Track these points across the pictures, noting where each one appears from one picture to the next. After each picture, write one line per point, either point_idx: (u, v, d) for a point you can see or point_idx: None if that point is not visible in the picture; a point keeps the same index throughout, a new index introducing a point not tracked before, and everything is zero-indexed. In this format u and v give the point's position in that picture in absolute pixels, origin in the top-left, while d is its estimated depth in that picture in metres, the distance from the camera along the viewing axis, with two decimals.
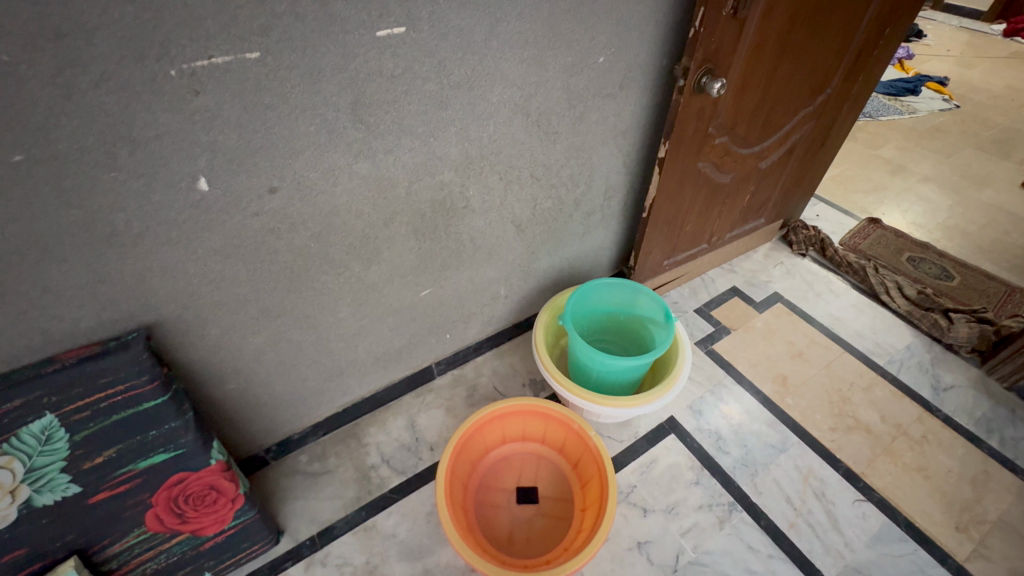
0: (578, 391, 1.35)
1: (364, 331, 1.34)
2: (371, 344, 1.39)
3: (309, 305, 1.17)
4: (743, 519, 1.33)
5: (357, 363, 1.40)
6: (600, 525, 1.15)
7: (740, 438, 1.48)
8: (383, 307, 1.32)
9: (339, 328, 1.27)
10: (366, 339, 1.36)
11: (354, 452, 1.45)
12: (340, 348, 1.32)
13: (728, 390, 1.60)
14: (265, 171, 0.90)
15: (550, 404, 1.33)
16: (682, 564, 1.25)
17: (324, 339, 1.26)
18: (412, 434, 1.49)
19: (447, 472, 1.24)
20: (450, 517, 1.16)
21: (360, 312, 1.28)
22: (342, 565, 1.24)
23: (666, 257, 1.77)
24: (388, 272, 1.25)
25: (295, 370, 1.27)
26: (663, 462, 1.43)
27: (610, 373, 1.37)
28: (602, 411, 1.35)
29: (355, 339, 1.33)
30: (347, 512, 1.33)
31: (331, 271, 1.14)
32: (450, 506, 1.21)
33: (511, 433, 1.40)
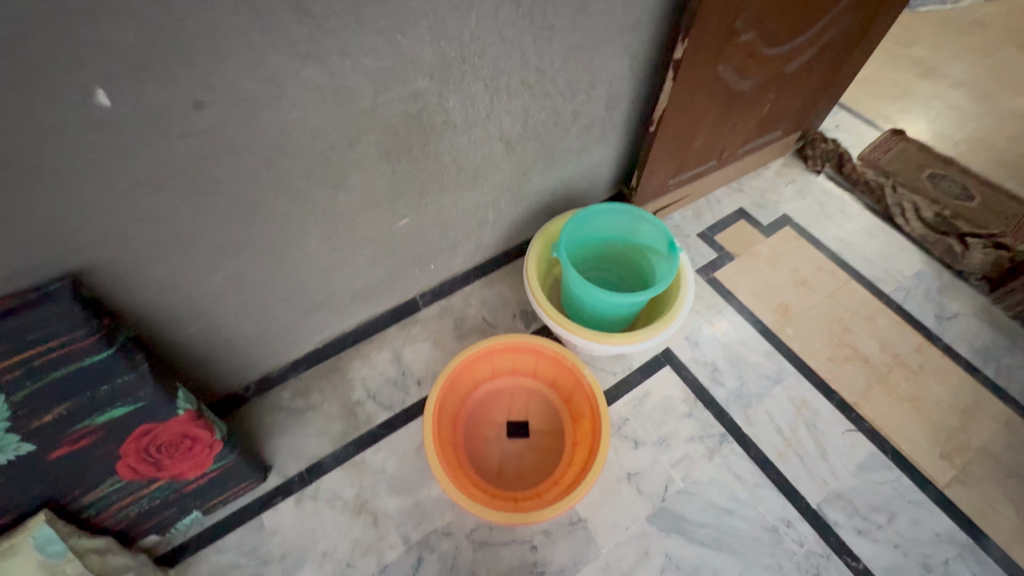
0: (572, 327, 1.27)
1: (338, 265, 1.21)
2: (347, 278, 1.27)
3: (269, 239, 1.03)
4: (733, 450, 1.33)
5: (334, 297, 1.29)
6: (592, 464, 1.13)
7: (736, 370, 1.45)
8: (358, 238, 1.18)
9: (308, 262, 1.14)
10: (342, 274, 1.24)
11: (338, 388, 1.39)
12: (313, 284, 1.21)
13: (728, 321, 1.54)
14: (184, 79, 0.71)
15: (544, 339, 1.26)
16: (671, 493, 1.26)
17: (292, 275, 1.14)
18: (398, 368, 1.43)
19: (434, 412, 1.19)
20: (439, 458, 1.13)
21: (331, 245, 1.14)
22: (333, 499, 1.24)
23: (671, 176, 1.60)
24: (358, 200, 1.09)
25: (264, 309, 1.17)
26: (656, 395, 1.40)
27: (607, 308, 1.28)
28: (597, 348, 1.28)
29: (329, 274, 1.22)
30: (335, 447, 1.31)
31: (291, 200, 0.98)
32: (440, 445, 1.18)
33: (500, 368, 1.34)
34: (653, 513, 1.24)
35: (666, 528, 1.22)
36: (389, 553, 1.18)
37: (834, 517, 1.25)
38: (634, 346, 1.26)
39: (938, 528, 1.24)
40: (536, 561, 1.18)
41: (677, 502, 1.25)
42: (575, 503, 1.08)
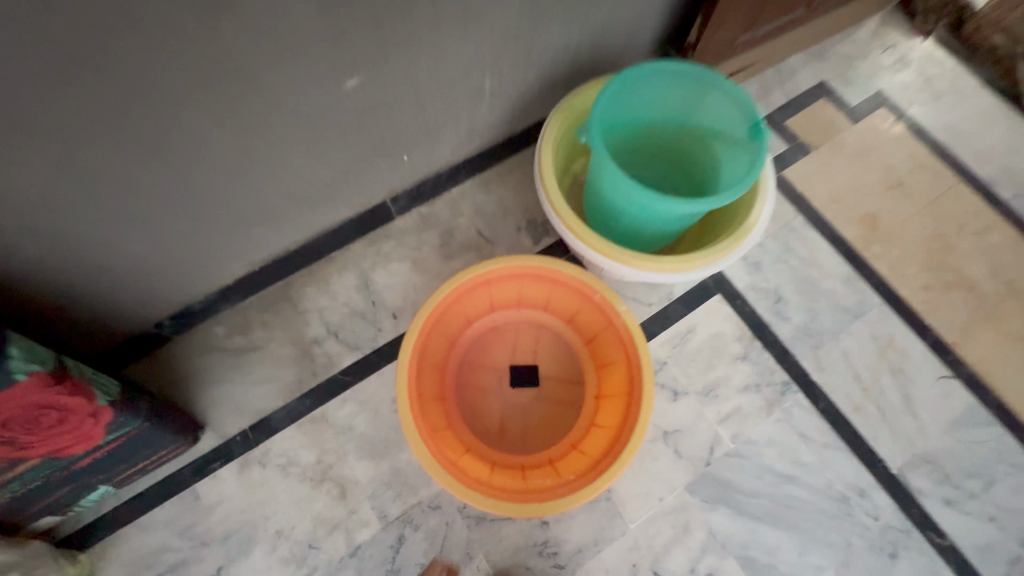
0: (606, 247, 0.89)
1: (255, 154, 0.82)
2: (277, 173, 0.88)
3: (112, 101, 0.63)
4: (798, 402, 1.04)
5: (261, 202, 0.91)
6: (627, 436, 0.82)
7: (806, 300, 1.12)
8: (279, 111, 0.77)
9: (198, 147, 0.75)
10: (264, 168, 0.86)
11: (288, 323, 1.06)
12: (220, 181, 0.83)
13: (799, 236, 1.17)
14: None
15: (560, 262, 0.90)
16: (717, 456, 1.00)
17: (178, 164, 0.76)
18: (367, 297, 1.08)
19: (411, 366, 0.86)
20: (419, 430, 0.82)
21: (233, 120, 0.74)
22: (287, 465, 0.96)
23: (742, 29, 1.13)
24: (264, 42, 0.67)
25: (147, 216, 0.80)
26: (702, 333, 1.08)
27: (655, 221, 0.90)
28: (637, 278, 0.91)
29: (243, 167, 0.83)
30: (288, 400, 1.01)
31: (133, 30, 0.58)
32: (421, 408, 0.87)
33: (499, 300, 0.99)
34: (694, 482, 0.98)
35: (709, 500, 0.97)
36: (362, 532, 0.93)
37: (919, 485, 1.00)
38: (690, 276, 0.90)
39: None
40: (546, 540, 0.94)
41: (724, 467, 0.99)
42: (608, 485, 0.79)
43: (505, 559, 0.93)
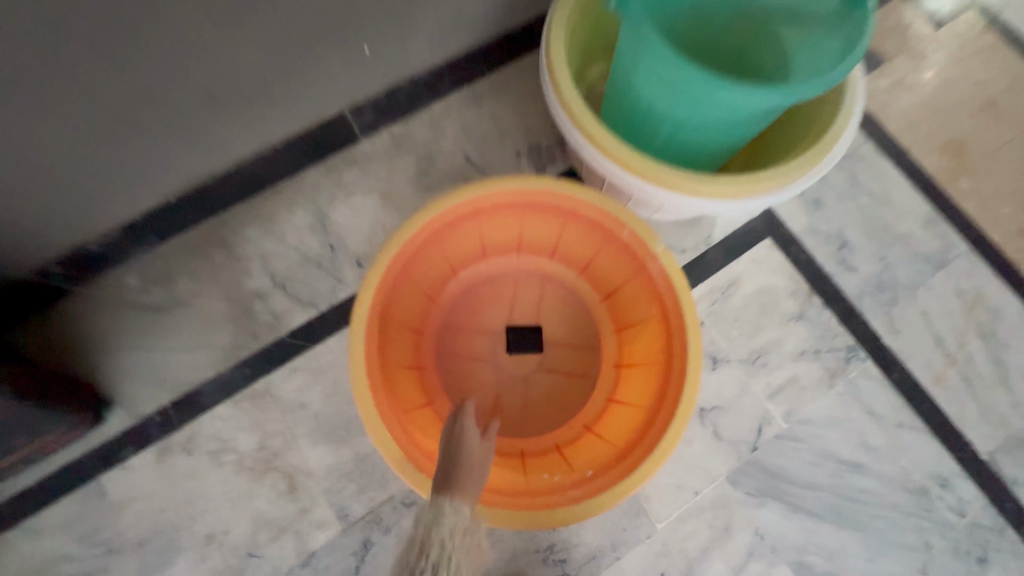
0: (643, 164, 0.63)
1: (131, 19, 0.56)
2: (175, 55, 0.62)
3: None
4: (866, 372, 0.83)
5: (158, 98, 0.66)
6: (665, 421, 0.60)
7: (876, 247, 0.89)
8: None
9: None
10: (152, 45, 0.60)
11: (221, 272, 0.83)
12: (81, 58, 0.57)
13: (868, 167, 0.93)
14: None
15: (576, 187, 0.65)
16: (766, 440, 0.79)
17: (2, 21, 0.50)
18: (323, 240, 0.85)
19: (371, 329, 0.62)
20: (382, 414, 0.59)
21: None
22: (220, 452, 0.75)
23: None
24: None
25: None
26: (748, 286, 0.86)
27: (709, 129, 0.65)
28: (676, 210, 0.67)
29: (115, 38, 0.57)
30: (220, 370, 0.78)
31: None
32: (387, 385, 0.64)
33: (492, 243, 0.76)
34: (738, 471, 0.78)
35: (757, 493, 0.77)
36: (317, 536, 0.73)
37: (1013, 473, 0.80)
38: (754, 205, 0.66)
39: None
40: (553, 544, 0.74)
41: (775, 453, 0.79)
42: (640, 486, 0.57)
43: (500, 567, 0.73)
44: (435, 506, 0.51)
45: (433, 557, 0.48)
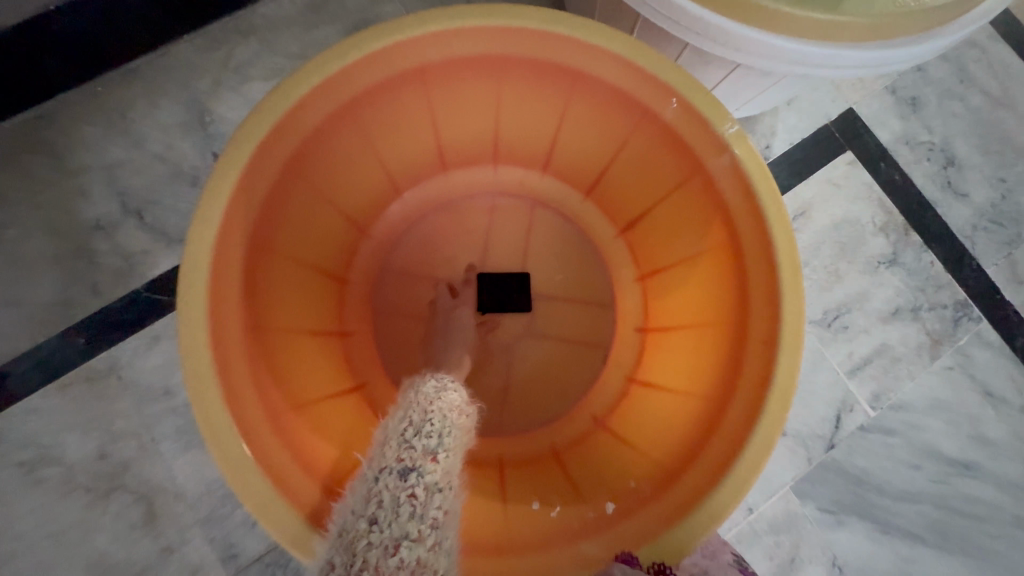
0: None
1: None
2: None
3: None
4: (981, 339, 0.60)
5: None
6: (746, 423, 0.34)
7: (992, 165, 0.64)
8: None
9: None
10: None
11: (43, 193, 0.55)
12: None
13: (984, 55, 0.67)
14: None
15: (590, 25, 0.38)
16: (847, 433, 0.56)
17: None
18: (202, 146, 0.57)
19: (228, 271, 0.35)
20: (243, 417, 0.33)
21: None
22: (38, 464, 0.49)
23: None
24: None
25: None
26: (819, 217, 0.61)
27: None
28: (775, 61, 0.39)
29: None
30: (39, 341, 0.52)
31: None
32: (266, 366, 0.37)
33: (452, 141, 0.48)
34: (807, 478, 0.55)
35: (832, 509, 0.55)
36: None
37: None
38: (889, 59, 0.39)
39: None
40: None
41: (858, 451, 0.56)
42: (706, 537, 0.32)
43: None
44: (432, 376, 0.39)
45: (438, 419, 0.35)
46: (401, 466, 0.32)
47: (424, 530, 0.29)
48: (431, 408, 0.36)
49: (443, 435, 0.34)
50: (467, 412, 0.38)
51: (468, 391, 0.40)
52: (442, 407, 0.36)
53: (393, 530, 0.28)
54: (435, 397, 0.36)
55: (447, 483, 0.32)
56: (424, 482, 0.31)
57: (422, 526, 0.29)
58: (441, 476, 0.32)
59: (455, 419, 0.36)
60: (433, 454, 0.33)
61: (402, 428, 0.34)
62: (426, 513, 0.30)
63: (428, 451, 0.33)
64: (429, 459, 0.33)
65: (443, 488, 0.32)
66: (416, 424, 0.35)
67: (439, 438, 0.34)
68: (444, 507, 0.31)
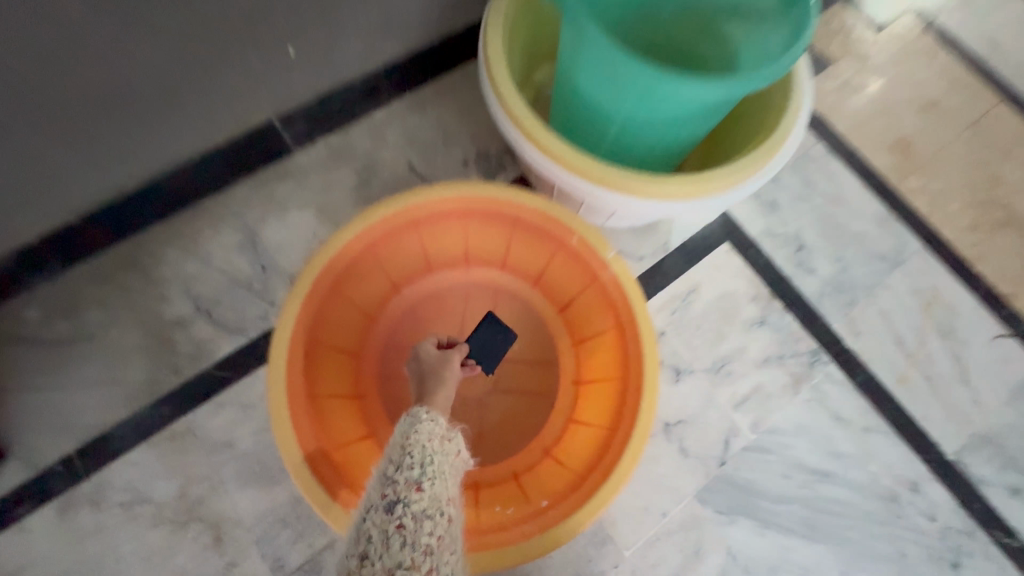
0: (594, 169, 0.60)
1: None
2: (37, 36, 0.53)
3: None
4: (831, 376, 0.81)
5: (38, 97, 0.57)
6: (623, 440, 0.55)
7: (833, 247, 0.88)
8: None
9: None
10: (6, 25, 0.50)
11: (138, 300, 0.74)
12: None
13: (821, 168, 0.93)
14: None
15: (549, 203, 0.60)
16: (734, 453, 0.76)
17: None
18: (254, 260, 0.78)
19: (296, 360, 0.56)
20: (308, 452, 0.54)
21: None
22: (134, 503, 0.67)
23: None
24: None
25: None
26: (708, 292, 0.83)
27: (674, 126, 0.62)
28: (631, 211, 0.64)
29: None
30: (135, 409, 0.70)
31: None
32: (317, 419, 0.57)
33: (436, 254, 0.70)
34: (707, 488, 0.74)
35: (727, 511, 0.73)
36: None
37: (979, 473, 0.79)
38: (705, 205, 0.64)
39: None
40: None
41: (744, 466, 0.75)
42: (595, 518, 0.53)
43: None
44: (412, 415, 0.51)
45: (418, 455, 0.47)
46: (389, 502, 0.44)
47: (413, 555, 0.41)
48: (411, 447, 0.48)
49: (422, 470, 0.46)
50: (444, 441, 0.50)
51: (444, 421, 0.52)
52: (420, 443, 0.48)
53: (388, 557, 0.41)
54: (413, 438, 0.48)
55: (428, 511, 0.44)
56: (410, 515, 0.43)
57: (413, 551, 0.42)
58: (424, 505, 0.44)
59: (432, 452, 0.48)
60: (415, 487, 0.45)
61: (389, 468, 0.47)
62: (416, 540, 0.42)
63: (411, 486, 0.45)
64: (412, 493, 0.45)
65: (428, 515, 0.44)
66: (400, 463, 0.47)
67: (420, 471, 0.46)
68: (428, 532, 0.43)
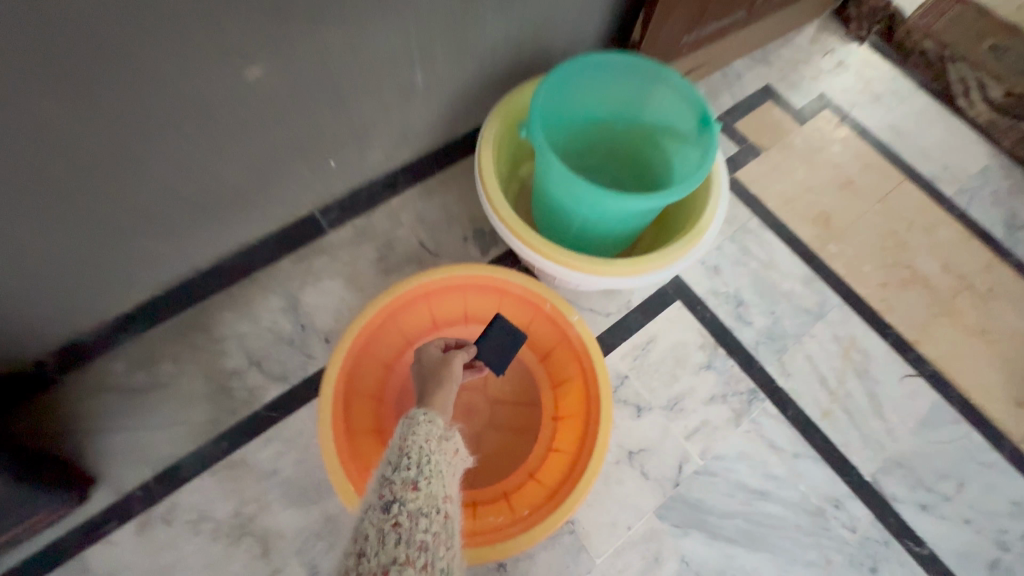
0: (558, 255, 0.81)
1: (131, 150, 0.69)
2: (160, 166, 0.74)
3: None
4: (767, 411, 0.99)
5: (153, 206, 0.78)
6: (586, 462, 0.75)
7: (767, 303, 1.07)
8: (138, 86, 0.63)
9: (63, 149, 0.63)
10: (144, 163, 0.71)
11: (202, 355, 0.93)
12: (87, 182, 0.69)
13: (755, 238, 1.13)
14: None
15: (528, 278, 0.82)
16: (687, 476, 0.92)
17: (18, 161, 0.62)
18: (295, 321, 0.96)
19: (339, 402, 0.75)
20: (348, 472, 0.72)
21: (88, 101, 0.61)
22: (198, 521, 0.83)
23: (687, 28, 1.11)
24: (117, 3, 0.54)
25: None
26: (664, 342, 1.01)
27: (621, 220, 0.83)
28: (593, 284, 0.84)
29: (113, 165, 0.69)
30: (199, 443, 0.87)
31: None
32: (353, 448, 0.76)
33: (443, 317, 0.89)
34: (664, 505, 0.90)
35: (681, 525, 0.89)
36: None
37: (893, 491, 0.95)
38: (647, 279, 0.84)
39: (1014, 495, 0.97)
40: None
41: (695, 487, 0.92)
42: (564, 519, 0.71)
43: None
44: (410, 421, 0.55)
45: (413, 458, 0.51)
46: (385, 502, 0.46)
47: (408, 549, 0.43)
48: (407, 450, 0.51)
49: (417, 470, 0.49)
50: (438, 443, 0.54)
51: (439, 425, 0.56)
52: (416, 445, 0.52)
53: (383, 553, 0.42)
54: (409, 441, 0.52)
55: (422, 508, 0.47)
56: (405, 511, 0.45)
57: (409, 545, 0.43)
58: (419, 503, 0.47)
59: (427, 453, 0.52)
60: (411, 486, 0.48)
61: (386, 472, 0.50)
62: (411, 535, 0.44)
63: (406, 485, 0.48)
64: (407, 492, 0.47)
65: (422, 511, 0.46)
66: (397, 465, 0.50)
67: (415, 471, 0.49)
68: (424, 528, 0.45)
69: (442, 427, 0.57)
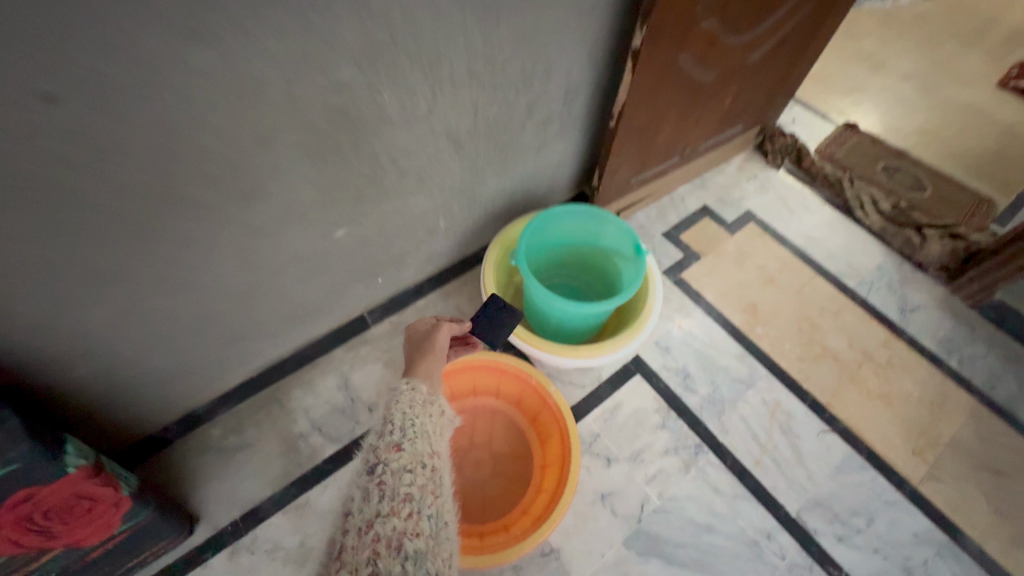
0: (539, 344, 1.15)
1: (259, 284, 1.06)
2: (273, 290, 1.09)
3: (165, 258, 0.87)
4: (710, 461, 1.26)
5: (263, 316, 1.14)
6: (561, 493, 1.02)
7: (708, 375, 1.38)
8: (272, 247, 1.00)
9: (221, 287, 1.00)
10: (265, 290, 1.08)
11: (277, 422, 1.24)
12: (230, 306, 1.05)
13: (697, 324, 1.47)
14: (94, 120, 0.65)
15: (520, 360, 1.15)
16: (648, 513, 1.18)
17: (187, 286, 0.94)
18: (346, 395, 1.28)
19: None
20: None
21: (247, 261, 0.99)
22: (273, 549, 1.10)
23: (634, 173, 1.52)
24: (271, 207, 0.93)
25: (167, 337, 1.00)
26: (627, 407, 1.31)
27: (583, 318, 1.17)
28: (565, 363, 1.16)
29: (244, 292, 1.05)
30: (275, 490, 1.16)
31: (184, 198, 0.81)
32: None
33: (459, 390, 1.21)
34: (630, 537, 1.15)
35: (644, 552, 1.14)
36: None
37: (814, 525, 1.20)
38: (605, 360, 1.16)
39: (915, 527, 1.21)
40: None
41: (654, 522, 1.17)
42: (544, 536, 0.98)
43: None
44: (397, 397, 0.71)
45: (398, 426, 0.66)
46: (376, 463, 0.62)
47: (392, 495, 0.58)
48: (393, 421, 0.67)
49: (400, 436, 0.64)
50: (420, 414, 0.70)
51: (420, 399, 0.72)
52: (400, 415, 0.68)
53: (374, 499, 0.58)
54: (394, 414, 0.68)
55: (405, 464, 0.61)
56: (389, 469, 0.61)
57: (394, 492, 0.58)
58: (402, 460, 0.61)
59: (410, 422, 0.67)
60: (395, 448, 0.63)
61: (378, 440, 0.65)
62: (394, 485, 0.59)
63: (391, 449, 0.63)
64: (392, 453, 0.62)
65: (405, 467, 0.61)
66: (385, 434, 0.65)
67: (399, 437, 0.64)
68: (406, 479, 0.60)
69: (424, 400, 0.73)
